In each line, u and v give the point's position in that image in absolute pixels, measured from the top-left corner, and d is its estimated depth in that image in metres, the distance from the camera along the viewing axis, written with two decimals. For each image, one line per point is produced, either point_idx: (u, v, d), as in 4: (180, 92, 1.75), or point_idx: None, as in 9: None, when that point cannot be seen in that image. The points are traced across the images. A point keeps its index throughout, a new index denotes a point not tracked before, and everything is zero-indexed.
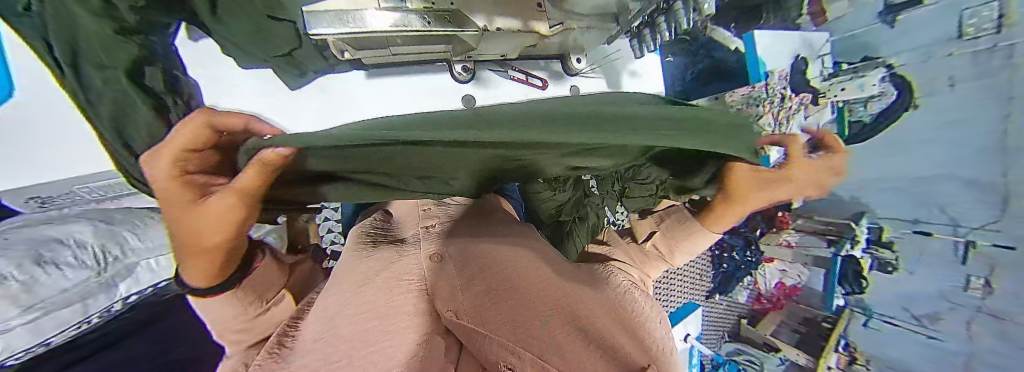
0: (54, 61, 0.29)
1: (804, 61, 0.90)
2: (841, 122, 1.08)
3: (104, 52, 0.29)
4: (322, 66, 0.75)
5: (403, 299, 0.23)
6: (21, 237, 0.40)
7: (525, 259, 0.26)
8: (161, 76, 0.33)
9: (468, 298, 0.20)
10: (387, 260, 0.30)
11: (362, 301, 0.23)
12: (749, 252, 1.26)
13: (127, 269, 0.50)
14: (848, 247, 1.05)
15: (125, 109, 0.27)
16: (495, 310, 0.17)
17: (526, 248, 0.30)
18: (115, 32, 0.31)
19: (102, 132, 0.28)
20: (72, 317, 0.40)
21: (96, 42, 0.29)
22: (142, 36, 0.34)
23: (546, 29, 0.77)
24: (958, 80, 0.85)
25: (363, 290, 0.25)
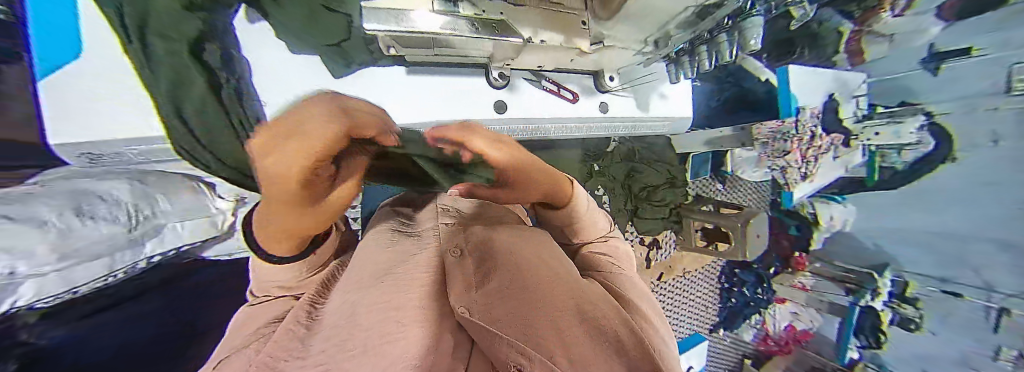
0: (123, 31, 0.32)
1: (836, 100, 0.89)
2: (873, 167, 1.10)
3: (173, 24, 0.34)
4: (369, 61, 0.50)
5: (407, 281, 0.21)
6: (60, 187, 0.42)
7: (534, 254, 0.24)
8: (218, 56, 0.39)
9: (478, 294, 0.18)
10: (401, 244, 0.29)
11: (371, 281, 0.21)
12: (760, 289, 1.24)
13: (154, 230, 0.51)
14: (868, 297, 1.11)
15: (184, 81, 0.35)
16: (504, 308, 0.16)
17: (530, 240, 0.29)
18: (179, 11, 0.34)
19: (158, 96, 0.35)
20: (98, 271, 0.41)
21: (169, 19, 0.33)
22: (198, 16, 0.36)
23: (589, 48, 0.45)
24: (1002, 139, 0.91)
25: (373, 272, 0.23)
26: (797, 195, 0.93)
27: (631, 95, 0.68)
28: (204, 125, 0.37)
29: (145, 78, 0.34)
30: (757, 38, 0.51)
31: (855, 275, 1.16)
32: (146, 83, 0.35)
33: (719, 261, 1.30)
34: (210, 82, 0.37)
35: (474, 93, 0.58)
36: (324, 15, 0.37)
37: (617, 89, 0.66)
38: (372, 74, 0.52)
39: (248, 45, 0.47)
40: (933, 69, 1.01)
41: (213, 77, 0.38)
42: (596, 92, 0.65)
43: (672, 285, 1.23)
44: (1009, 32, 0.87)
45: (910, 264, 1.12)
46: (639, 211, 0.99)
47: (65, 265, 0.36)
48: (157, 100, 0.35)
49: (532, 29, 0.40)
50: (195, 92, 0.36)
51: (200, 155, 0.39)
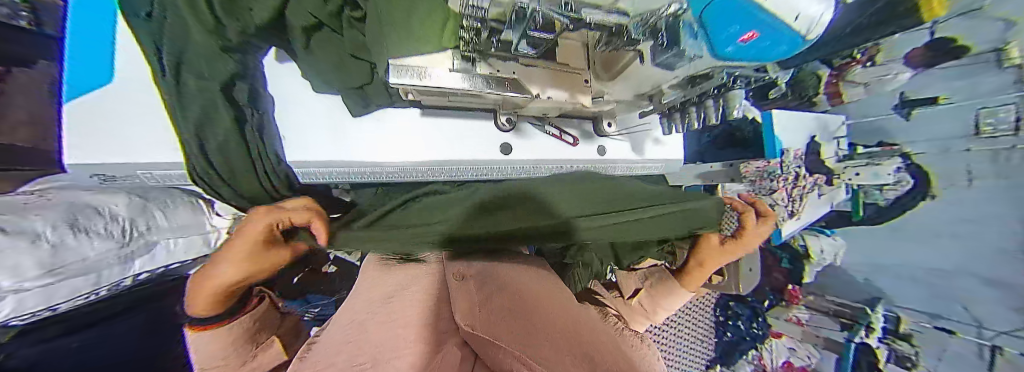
0: (158, 63, 0.34)
1: (817, 142, 0.94)
2: (856, 203, 1.13)
3: (207, 66, 0.36)
4: (389, 103, 0.52)
5: (398, 324, 0.21)
6: (63, 199, 0.41)
7: (535, 290, 0.24)
8: (246, 93, 0.42)
9: (480, 314, 0.18)
10: (399, 280, 0.32)
11: (387, 315, 0.23)
12: (754, 323, 1.29)
13: (143, 247, 0.50)
14: (863, 334, 1.12)
15: (212, 118, 0.39)
16: (508, 325, 0.16)
17: (536, 281, 0.28)
18: (216, 52, 0.36)
19: (181, 126, 0.37)
20: (78, 287, 0.39)
21: (206, 59, 0.36)
22: (234, 57, 0.38)
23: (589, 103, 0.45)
24: (976, 176, 0.90)
25: (389, 305, 0.25)
26: (786, 232, 0.95)
27: (625, 141, 0.68)
28: (221, 152, 0.41)
29: (171, 109, 0.37)
30: (741, 108, 0.45)
31: (848, 310, 1.18)
32: (170, 114, 0.37)
33: (713, 295, 1.37)
34: (234, 115, 0.40)
35: (484, 135, 0.59)
36: (353, 62, 0.41)
37: (613, 134, 0.66)
38: (386, 115, 0.55)
39: (275, 81, 0.50)
40: (905, 114, 1.04)
41: (238, 111, 0.41)
42: (594, 137, 0.66)
43: (667, 318, 1.27)
44: (973, 79, 0.89)
45: (901, 299, 1.10)
46: None
47: (49, 283, 0.33)
48: (179, 129, 0.38)
49: (541, 87, 0.41)
50: (220, 127, 0.39)
51: (208, 177, 0.42)
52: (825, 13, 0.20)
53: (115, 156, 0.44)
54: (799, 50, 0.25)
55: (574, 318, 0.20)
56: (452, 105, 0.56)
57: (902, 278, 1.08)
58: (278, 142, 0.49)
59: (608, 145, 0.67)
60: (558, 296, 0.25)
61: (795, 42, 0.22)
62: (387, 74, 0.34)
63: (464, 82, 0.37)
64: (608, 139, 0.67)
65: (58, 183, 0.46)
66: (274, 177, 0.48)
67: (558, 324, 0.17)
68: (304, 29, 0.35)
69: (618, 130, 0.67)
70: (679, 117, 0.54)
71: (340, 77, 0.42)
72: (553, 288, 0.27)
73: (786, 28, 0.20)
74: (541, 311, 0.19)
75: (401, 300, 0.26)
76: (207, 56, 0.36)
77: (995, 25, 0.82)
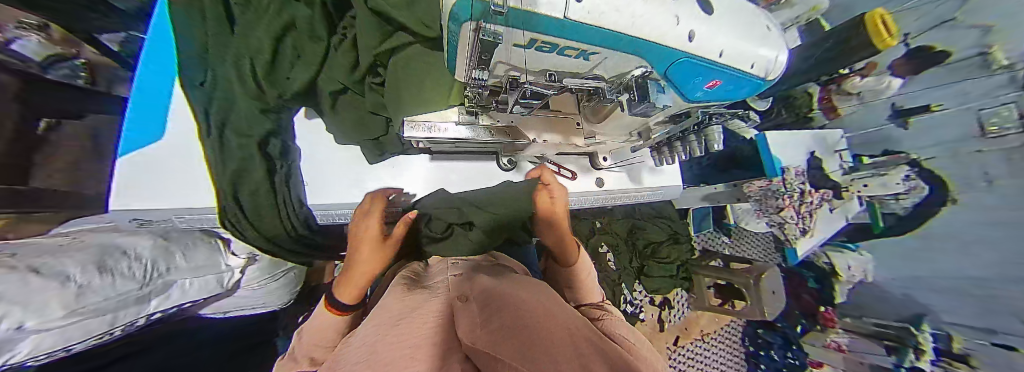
0: (206, 125, 0.43)
1: (817, 158, 0.93)
2: (874, 214, 1.10)
3: (248, 126, 0.44)
4: (401, 151, 0.56)
5: (409, 337, 0.23)
6: (94, 244, 0.45)
7: (538, 300, 0.25)
8: (278, 147, 0.48)
9: (482, 331, 0.18)
10: (417, 293, 0.34)
11: (400, 331, 0.25)
12: (789, 353, 1.22)
13: (162, 287, 0.51)
14: (913, 357, 1.01)
15: (246, 169, 0.45)
16: (513, 338, 0.14)
17: (542, 292, 0.29)
18: (256, 112, 0.44)
19: (219, 176, 0.44)
20: (97, 328, 0.39)
21: (248, 119, 0.44)
22: (269, 116, 0.46)
23: (582, 142, 0.48)
24: (994, 177, 0.85)
25: (400, 324, 0.26)
26: (802, 251, 0.91)
27: (624, 173, 0.69)
28: (253, 196, 0.47)
29: (213, 161, 0.44)
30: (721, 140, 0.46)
31: (892, 331, 1.07)
32: (210, 167, 0.44)
33: (739, 322, 1.34)
34: (265, 167, 0.46)
35: (486, 176, 0.63)
36: (372, 118, 0.48)
37: (610, 167, 0.67)
38: (400, 161, 0.59)
39: (304, 136, 0.55)
40: (902, 123, 1.02)
41: (270, 163, 0.47)
42: (592, 169, 0.67)
43: (692, 351, 1.23)
44: (965, 84, 0.87)
45: (948, 314, 0.98)
46: (645, 269, 1.14)
47: (71, 323, 0.34)
48: (218, 178, 0.44)
49: (537, 132, 0.45)
50: (252, 173, 0.46)
51: (239, 217, 0.48)
52: (776, 56, 0.25)
53: (157, 205, 0.49)
54: (763, 91, 0.28)
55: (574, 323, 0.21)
56: (460, 151, 0.60)
57: (941, 290, 0.99)
58: (302, 186, 0.53)
59: (606, 177, 0.67)
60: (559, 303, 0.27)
61: (755, 84, 0.26)
62: (404, 128, 0.41)
63: (467, 129, 0.43)
64: (603, 172, 0.68)
65: (84, 232, 0.50)
66: (296, 218, 0.52)
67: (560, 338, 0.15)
68: (332, 92, 0.44)
69: (614, 163, 0.67)
70: (668, 152, 0.57)
71: (358, 124, 0.49)
72: (551, 297, 0.27)
73: (747, 74, 0.24)
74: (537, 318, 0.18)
75: (410, 321, 0.26)
76: (249, 117, 0.44)
77: (971, 32, 0.82)
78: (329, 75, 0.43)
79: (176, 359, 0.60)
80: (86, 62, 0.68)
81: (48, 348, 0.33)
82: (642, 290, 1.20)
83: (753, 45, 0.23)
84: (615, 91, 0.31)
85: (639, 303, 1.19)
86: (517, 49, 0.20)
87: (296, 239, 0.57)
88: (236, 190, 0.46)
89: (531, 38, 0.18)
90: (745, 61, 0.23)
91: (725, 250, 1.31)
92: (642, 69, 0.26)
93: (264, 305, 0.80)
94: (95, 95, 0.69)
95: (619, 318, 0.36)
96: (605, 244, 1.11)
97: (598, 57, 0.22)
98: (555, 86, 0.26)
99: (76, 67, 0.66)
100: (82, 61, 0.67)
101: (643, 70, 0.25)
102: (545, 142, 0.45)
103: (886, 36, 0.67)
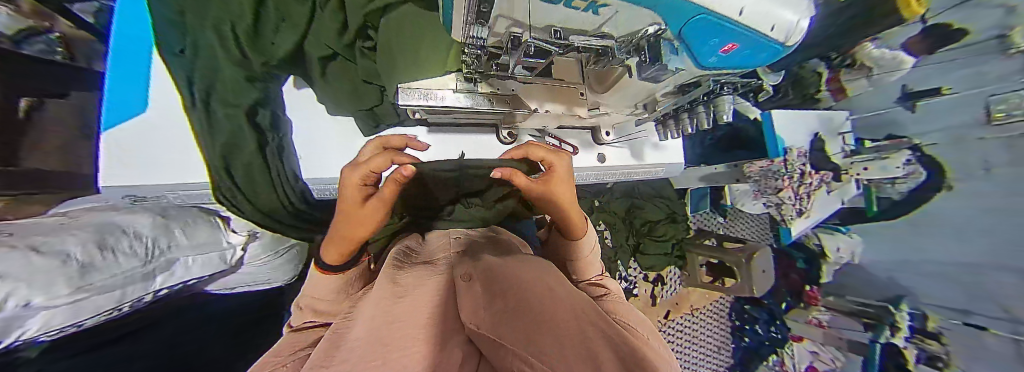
0: (190, 97, 0.42)
1: (821, 139, 0.92)
2: (869, 198, 1.11)
3: (234, 95, 0.43)
4: (397, 122, 0.55)
5: (415, 314, 0.23)
6: (93, 221, 0.45)
7: (538, 282, 0.25)
8: (268, 119, 0.46)
9: (487, 314, 0.20)
10: (419, 269, 0.35)
11: (403, 307, 0.25)
12: (773, 327, 1.27)
13: (167, 264, 0.52)
14: (888, 333, 1.06)
15: (237, 144, 0.44)
16: (516, 326, 0.17)
17: (547, 277, 0.29)
18: (241, 82, 0.42)
19: (210, 151, 0.44)
20: (105, 304, 0.40)
21: (233, 89, 0.42)
22: (257, 86, 0.44)
23: (586, 114, 0.46)
24: (993, 165, 0.86)
25: (403, 301, 0.26)
26: (796, 231, 0.94)
27: (625, 148, 0.68)
28: (245, 174, 0.46)
29: (201, 133, 0.43)
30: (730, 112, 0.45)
31: (873, 311, 1.11)
32: (200, 140, 0.44)
33: (727, 299, 1.40)
34: (258, 142, 0.45)
35: (485, 150, 0.61)
36: (365, 88, 0.47)
37: (612, 142, 0.66)
38: (396, 134, 0.57)
39: (294, 107, 0.54)
40: (910, 107, 1.01)
41: (262, 138, 0.46)
42: (594, 145, 0.66)
43: (681, 324, 1.30)
44: (979, 66, 0.86)
45: (930, 297, 1.04)
46: (641, 246, 1.16)
47: (78, 301, 0.35)
48: (209, 150, 0.44)
49: (539, 101, 0.43)
50: (243, 149, 0.45)
51: (233, 194, 0.48)
52: (800, 21, 0.22)
53: (148, 181, 0.48)
54: (782, 56, 0.27)
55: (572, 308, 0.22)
56: (458, 123, 0.58)
57: (926, 273, 1.04)
58: (296, 161, 0.51)
59: (607, 152, 0.67)
60: (559, 287, 0.27)
61: (775, 49, 0.24)
62: (398, 95, 0.37)
63: (467, 99, 0.41)
64: (606, 147, 0.67)
65: (80, 210, 0.50)
66: (293, 193, 0.51)
67: (565, 328, 0.17)
68: (322, 58, 0.43)
69: (616, 138, 0.66)
70: (674, 124, 0.56)
71: (353, 94, 0.46)
72: (553, 279, 0.29)
73: (765, 38, 0.22)
74: (540, 302, 0.21)
75: (410, 300, 0.26)
76: (235, 86, 0.42)
77: (995, 12, 0.80)
78: (316, 39, 0.41)
79: (187, 333, 0.64)
80: (60, 36, 0.63)
81: (62, 324, 0.34)
82: (637, 267, 1.23)
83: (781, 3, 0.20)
84: (625, 48, 0.29)
85: (632, 279, 1.23)
86: None
87: (295, 214, 0.54)
88: (229, 164, 0.45)
89: None
90: (767, 23, 0.20)
91: (720, 230, 1.34)
92: (655, 27, 0.24)
93: (270, 280, 0.81)
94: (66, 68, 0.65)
95: (623, 303, 0.36)
96: (603, 222, 1.13)
97: (609, 10, 0.20)
98: (560, 44, 0.24)
99: (51, 41, 0.61)
100: (56, 34, 0.62)
101: (656, 28, 0.24)
102: (547, 112, 0.43)
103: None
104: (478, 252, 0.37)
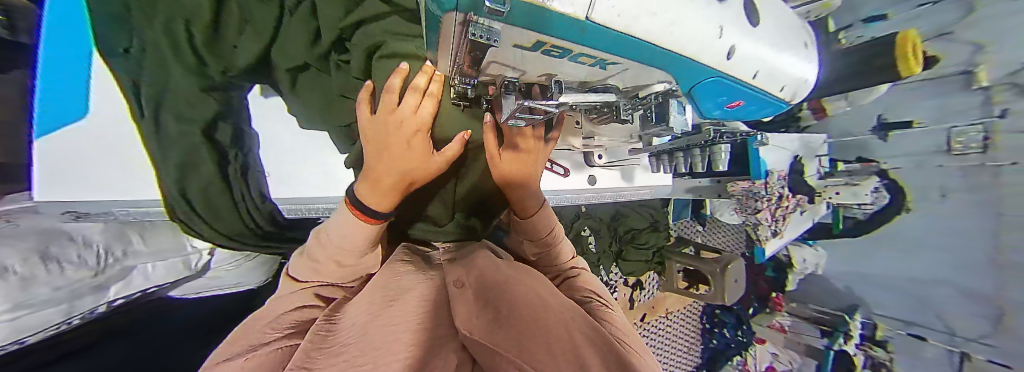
0: (138, 107, 0.37)
1: (799, 162, 0.97)
2: (837, 216, 1.13)
3: (190, 108, 0.39)
4: None
5: (405, 323, 0.22)
6: (34, 227, 0.44)
7: (531, 294, 0.25)
8: (229, 134, 0.45)
9: (485, 318, 0.21)
10: (410, 274, 0.33)
11: (395, 314, 0.23)
12: (740, 331, 1.34)
13: (124, 272, 0.52)
14: (842, 341, 1.13)
15: (194, 164, 0.41)
16: (513, 340, 0.18)
17: (528, 282, 0.29)
18: (198, 93, 0.39)
19: (162, 169, 0.40)
20: (56, 317, 0.42)
21: (188, 101, 0.39)
22: (213, 97, 0.41)
23: (579, 144, 0.50)
24: (948, 190, 0.94)
25: (393, 307, 0.24)
26: (769, 250, 0.99)
27: (617, 171, 0.68)
28: (203, 194, 0.44)
29: (154, 156, 0.39)
30: (726, 159, 0.49)
31: (828, 317, 1.19)
32: (151, 156, 0.39)
33: (699, 304, 1.44)
34: (214, 158, 0.43)
35: None
36: (339, 102, 0.43)
37: (604, 165, 0.66)
38: None
39: (262, 119, 0.51)
40: (883, 136, 1.04)
41: (220, 152, 0.44)
42: (585, 166, 0.65)
43: (656, 326, 1.35)
44: (943, 99, 0.92)
45: (883, 308, 1.14)
46: (623, 253, 1.19)
47: (17, 316, 0.36)
48: (160, 168, 0.40)
49: None
50: (201, 168, 0.42)
51: (193, 221, 0.46)
52: (805, 81, 0.25)
53: (92, 193, 0.43)
54: (780, 111, 0.29)
55: (567, 328, 0.21)
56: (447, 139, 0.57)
57: (878, 287, 1.14)
58: (263, 178, 0.50)
59: (599, 174, 0.66)
60: (550, 295, 0.27)
61: (779, 105, 0.27)
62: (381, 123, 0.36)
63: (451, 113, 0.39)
64: (598, 168, 0.66)
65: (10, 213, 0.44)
66: (258, 214, 0.51)
67: (557, 352, 0.17)
68: (290, 70, 0.39)
69: (608, 161, 0.65)
70: (667, 160, 0.57)
71: (333, 110, 0.43)
72: (540, 284, 0.30)
73: (777, 96, 0.24)
74: (531, 312, 0.22)
75: (403, 302, 0.25)
76: (190, 99, 0.39)
77: (965, 48, 0.86)
78: (284, 51, 0.38)
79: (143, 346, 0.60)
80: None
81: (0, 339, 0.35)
82: (618, 272, 1.25)
83: (789, 66, 0.22)
84: (629, 110, 0.29)
85: (613, 283, 1.25)
86: (521, 51, 0.15)
87: (262, 236, 0.56)
88: (185, 185, 0.41)
89: (536, 40, 0.13)
90: (775, 85, 0.22)
91: (698, 238, 1.39)
92: (666, 85, 0.25)
93: (242, 284, 0.77)
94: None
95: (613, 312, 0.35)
96: (587, 227, 1.15)
97: (617, 67, 0.18)
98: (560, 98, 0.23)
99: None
100: None
101: (665, 86, 0.25)
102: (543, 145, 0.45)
103: (914, 65, 0.55)
104: (467, 260, 0.35)
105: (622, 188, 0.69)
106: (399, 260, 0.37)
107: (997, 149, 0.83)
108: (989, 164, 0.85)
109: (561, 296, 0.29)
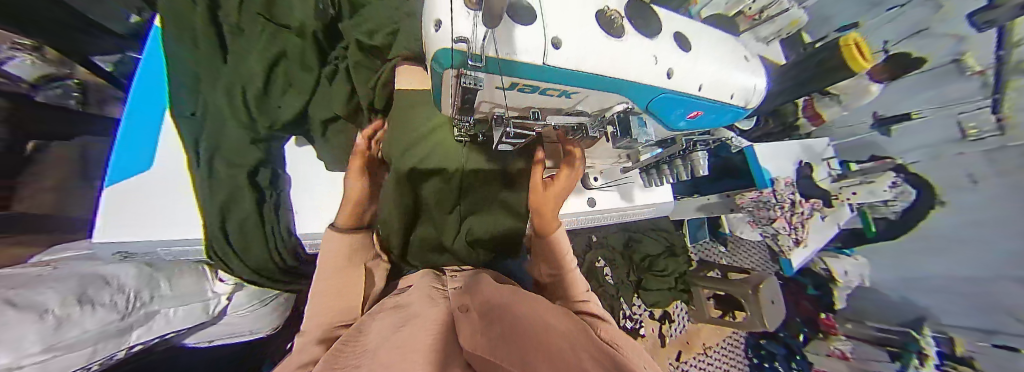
0: (197, 156, 0.46)
1: (808, 168, 0.95)
2: (866, 219, 1.07)
3: (238, 157, 0.47)
4: None
5: (422, 338, 0.22)
6: (76, 272, 0.48)
7: (537, 320, 0.24)
8: (267, 177, 0.50)
9: (484, 340, 0.19)
10: (418, 304, 0.32)
11: (402, 340, 0.22)
12: (794, 364, 1.17)
13: (147, 316, 0.54)
14: (917, 364, 0.99)
15: (237, 200, 0.47)
16: (513, 347, 0.16)
17: (535, 308, 0.28)
18: (247, 144, 0.47)
19: (209, 214, 0.46)
20: (73, 364, 0.41)
21: (236, 150, 0.46)
22: (260, 147, 0.49)
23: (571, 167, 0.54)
24: (978, 177, 0.87)
25: (401, 334, 0.24)
26: (797, 262, 0.92)
27: (615, 192, 0.69)
28: (240, 231, 0.48)
29: (203, 195, 0.45)
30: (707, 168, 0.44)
31: (894, 336, 1.05)
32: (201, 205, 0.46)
33: (739, 334, 1.30)
34: (253, 198, 0.47)
35: None
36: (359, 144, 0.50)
37: (602, 187, 0.68)
38: None
39: (293, 163, 0.57)
40: (885, 131, 1.05)
41: (259, 194, 0.48)
42: (583, 189, 0.67)
43: (695, 366, 1.20)
44: (942, 89, 0.88)
45: (949, 317, 0.99)
46: (643, 283, 1.13)
47: (50, 357, 0.37)
48: (206, 215, 0.46)
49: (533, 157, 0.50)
50: (241, 210, 0.47)
51: (232, 261, 0.50)
52: (754, 88, 0.28)
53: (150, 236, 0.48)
54: (743, 116, 0.33)
55: (575, 345, 0.19)
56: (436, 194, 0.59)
57: (936, 295, 1.01)
58: (292, 216, 0.53)
59: (599, 196, 0.68)
60: (557, 320, 0.26)
61: (737, 111, 0.30)
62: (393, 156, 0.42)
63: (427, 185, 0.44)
64: (597, 191, 0.68)
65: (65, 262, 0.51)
66: (285, 250, 0.53)
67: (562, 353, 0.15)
68: (324, 120, 0.49)
69: (605, 184, 0.67)
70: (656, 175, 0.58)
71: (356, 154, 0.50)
72: (545, 309, 0.29)
73: (730, 104, 0.28)
74: (533, 331, 0.20)
75: (410, 327, 0.25)
76: (239, 149, 0.47)
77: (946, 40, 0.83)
78: (320, 106, 0.49)
79: None
80: None
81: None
82: (641, 304, 1.17)
83: (732, 78, 0.26)
84: (597, 128, 0.29)
85: (638, 317, 1.16)
86: (501, 90, 0.19)
87: (284, 270, 0.57)
88: (225, 220, 0.47)
89: (510, 82, 0.18)
90: (725, 93, 0.26)
91: (724, 260, 1.31)
92: (625, 105, 0.25)
93: (251, 332, 0.77)
94: (56, 110, 0.67)
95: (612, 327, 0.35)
96: (602, 258, 1.13)
97: (580, 95, 0.22)
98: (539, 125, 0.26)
99: None
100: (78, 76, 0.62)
101: (624, 106, 0.26)
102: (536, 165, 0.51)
103: (861, 61, 0.62)
104: (481, 287, 0.35)
105: (622, 207, 0.70)
106: (427, 287, 0.38)
107: (1013, 129, 0.78)
108: (1010, 144, 0.79)
109: (566, 320, 0.27)
